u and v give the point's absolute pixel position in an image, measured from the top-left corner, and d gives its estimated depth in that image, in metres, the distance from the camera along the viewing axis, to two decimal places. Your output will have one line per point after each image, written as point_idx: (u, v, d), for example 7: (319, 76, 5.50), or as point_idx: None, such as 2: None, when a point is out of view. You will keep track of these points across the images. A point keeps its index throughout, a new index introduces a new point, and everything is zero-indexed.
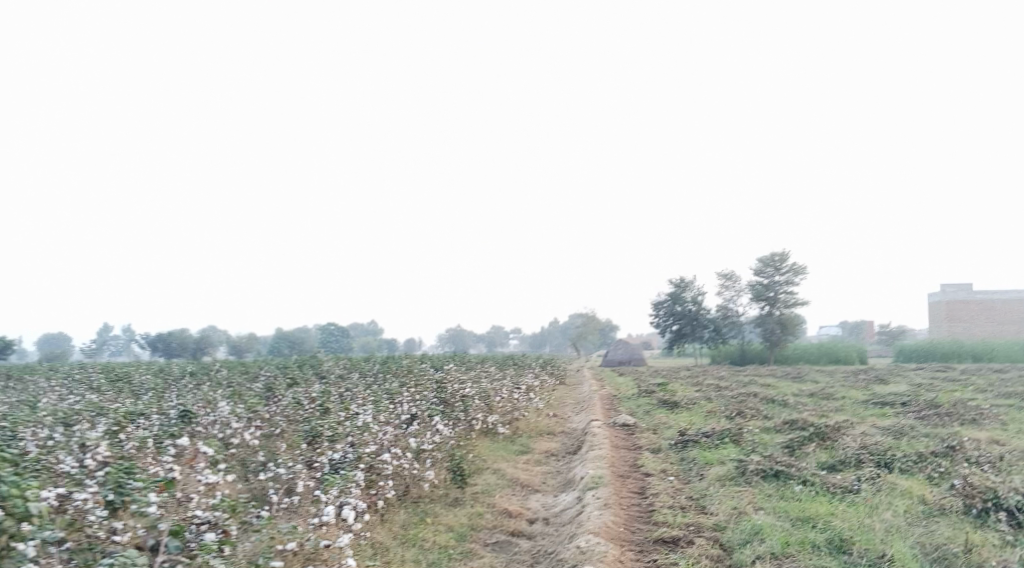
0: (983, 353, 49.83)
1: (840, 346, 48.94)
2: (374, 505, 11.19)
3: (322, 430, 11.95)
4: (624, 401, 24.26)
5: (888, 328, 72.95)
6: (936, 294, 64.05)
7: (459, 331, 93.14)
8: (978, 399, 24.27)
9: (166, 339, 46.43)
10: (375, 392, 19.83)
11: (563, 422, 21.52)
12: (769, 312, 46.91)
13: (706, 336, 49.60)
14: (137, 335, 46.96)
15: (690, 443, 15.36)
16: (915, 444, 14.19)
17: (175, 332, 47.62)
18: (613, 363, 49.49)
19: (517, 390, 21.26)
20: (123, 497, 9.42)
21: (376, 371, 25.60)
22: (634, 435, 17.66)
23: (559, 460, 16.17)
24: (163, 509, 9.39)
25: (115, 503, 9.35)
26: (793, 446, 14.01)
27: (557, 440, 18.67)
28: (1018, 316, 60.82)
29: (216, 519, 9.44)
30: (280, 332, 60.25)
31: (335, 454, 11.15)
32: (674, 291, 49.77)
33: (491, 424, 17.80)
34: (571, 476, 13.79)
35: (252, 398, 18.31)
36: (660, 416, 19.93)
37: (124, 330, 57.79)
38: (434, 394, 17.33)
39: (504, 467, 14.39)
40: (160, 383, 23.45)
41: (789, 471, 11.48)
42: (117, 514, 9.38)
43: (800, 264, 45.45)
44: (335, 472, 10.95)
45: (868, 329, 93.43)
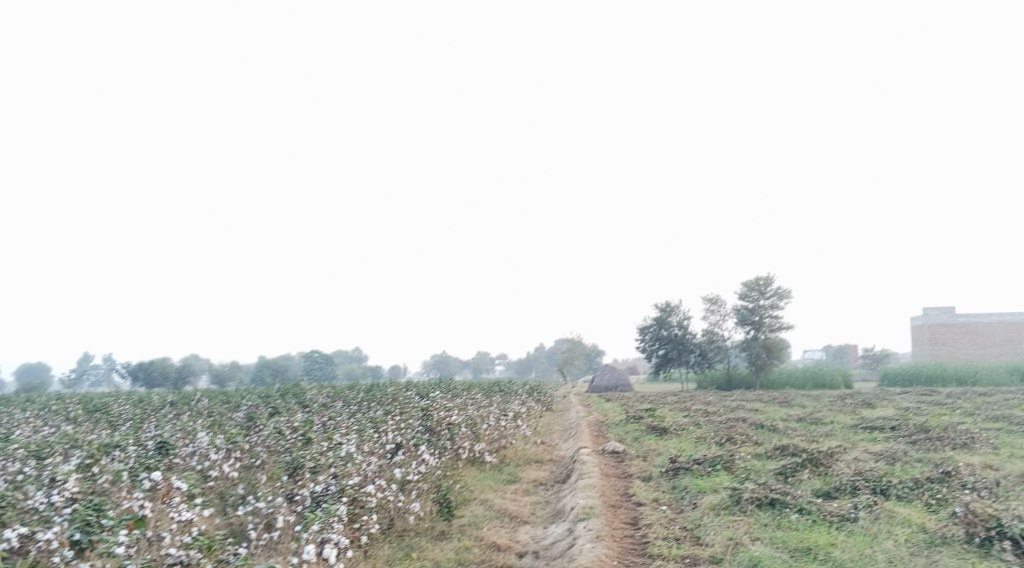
0: (967, 376, 49.84)
1: (826, 370, 48.85)
2: (357, 540, 10.83)
3: (303, 462, 11.61)
4: (612, 427, 23.95)
5: (872, 351, 73.02)
6: (919, 317, 64.19)
7: (444, 357, 92.62)
8: (967, 423, 24.11)
9: (147, 368, 45.77)
10: (359, 420, 19.45)
11: (550, 449, 21.17)
12: (754, 337, 46.81)
13: (692, 361, 49.38)
14: (117, 364, 46.27)
15: (682, 471, 15.06)
16: (909, 470, 13.95)
17: (156, 361, 46.95)
18: (599, 389, 49.17)
19: (504, 417, 20.92)
20: (90, 536, 9.05)
21: (360, 400, 25.21)
22: (623, 463, 17.34)
23: (548, 490, 15.84)
24: (133, 549, 9.02)
25: (82, 542, 8.98)
26: (787, 473, 13.73)
27: (546, 469, 18.33)
28: (1000, 338, 60.99)
29: (189, 559, 9.07)
30: (263, 360, 59.59)
31: (317, 487, 10.81)
32: (660, 316, 49.61)
33: (477, 452, 17.46)
34: (561, 507, 13.46)
35: (232, 429, 17.91)
36: (649, 442, 19.62)
37: (104, 359, 57.05)
38: (420, 423, 16.98)
39: (492, 498, 14.04)
40: (139, 413, 22.97)
41: (784, 499, 11.20)
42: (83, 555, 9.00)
43: (784, 289, 45.44)
44: (316, 506, 10.60)
45: (852, 353, 93.54)
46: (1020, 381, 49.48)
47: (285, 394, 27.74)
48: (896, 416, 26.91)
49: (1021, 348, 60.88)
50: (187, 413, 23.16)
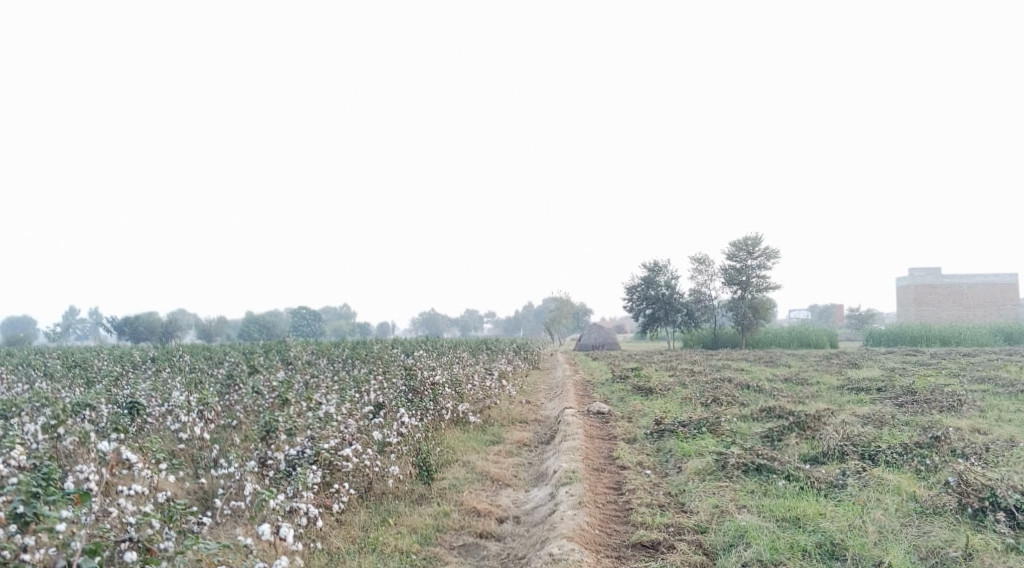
0: (951, 337, 49.93)
1: (812, 330, 48.81)
2: (329, 508, 10.56)
3: (276, 425, 11.34)
4: (599, 387, 23.71)
5: (857, 312, 73.12)
6: (904, 278, 64.19)
7: (432, 315, 92.40)
8: (953, 384, 23.99)
9: (133, 324, 45.30)
10: (341, 379, 19.15)
11: (536, 409, 20.92)
12: (741, 296, 46.65)
13: (679, 321, 49.13)
14: (102, 319, 45.77)
15: (667, 434, 14.80)
16: (897, 434, 13.73)
17: (142, 317, 46.48)
18: (586, 347, 49.03)
19: (489, 377, 20.64)
20: (34, 511, 8.57)
21: (343, 358, 24.93)
22: (608, 424, 17.10)
23: (531, 452, 15.60)
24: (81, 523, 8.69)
25: (26, 516, 8.53)
26: (774, 437, 13.48)
27: (530, 429, 18.09)
28: (984, 300, 61.04)
29: (137, 536, 8.76)
30: (251, 316, 59.17)
31: (291, 451, 10.56)
32: (647, 275, 49.33)
33: (461, 412, 17.22)
34: (544, 470, 13.21)
35: (210, 387, 17.57)
36: (635, 402, 19.39)
37: (90, 314, 56.56)
38: (402, 383, 16.70)
39: (474, 460, 13.78)
40: (117, 370, 22.59)
41: (771, 465, 10.97)
42: (26, 528, 8.65)
43: (772, 249, 45.20)
44: (290, 471, 10.34)
45: (837, 313, 93.86)
46: (1004, 342, 49.58)
47: (268, 351, 27.44)
48: (882, 376, 26.74)
49: (1004, 310, 61.12)
50: (168, 370, 22.87)
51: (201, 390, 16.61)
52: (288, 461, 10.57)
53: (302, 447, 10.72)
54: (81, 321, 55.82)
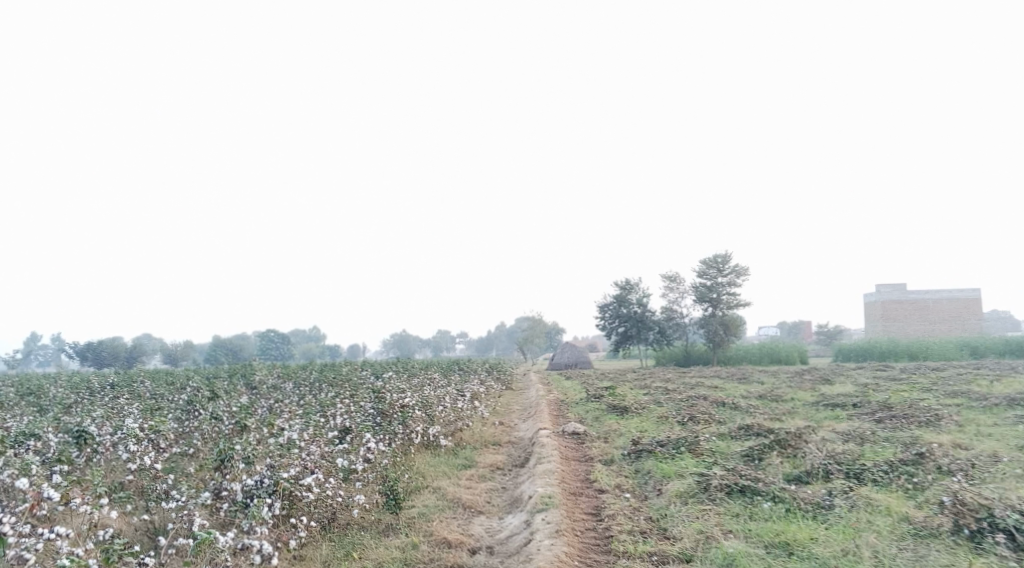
0: (919, 352, 50.01)
1: (782, 346, 48.69)
2: (285, 546, 9.93)
3: (234, 453, 10.79)
4: (573, 406, 23.21)
5: (826, 328, 73.25)
6: (871, 294, 64.44)
7: (403, 336, 91.52)
8: (928, 399, 23.76)
9: (97, 348, 44.09)
10: (308, 403, 18.47)
11: (509, 430, 20.35)
12: (712, 314, 46.46)
13: (651, 339, 48.80)
14: (65, 344, 44.57)
15: (645, 454, 14.33)
16: (881, 451, 13.33)
17: (106, 341, 45.32)
18: (558, 367, 48.53)
19: (461, 398, 20.07)
20: None
21: (311, 381, 24.27)
22: (584, 445, 16.60)
23: (505, 475, 15.04)
24: None
25: None
26: (755, 457, 13.05)
27: (503, 452, 17.53)
28: (949, 315, 61.37)
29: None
30: (219, 339, 58.08)
31: (249, 481, 10.03)
32: (619, 294, 49.00)
33: (432, 435, 16.62)
34: (519, 494, 12.66)
35: (169, 413, 16.86)
36: (610, 422, 18.92)
37: (53, 340, 55.23)
38: (370, 405, 16.13)
39: (445, 486, 13.20)
40: (75, 397, 21.75)
41: (755, 486, 10.52)
42: None
43: (741, 267, 45.07)
44: (246, 502, 9.77)
45: (806, 329, 94.30)
46: (971, 356, 49.67)
47: (234, 375, 26.74)
48: (857, 392, 26.44)
49: (969, 324, 61.48)
50: (128, 396, 22.11)
51: (160, 417, 15.98)
52: (244, 493, 10.01)
53: (261, 476, 10.21)
54: (43, 347, 54.41)
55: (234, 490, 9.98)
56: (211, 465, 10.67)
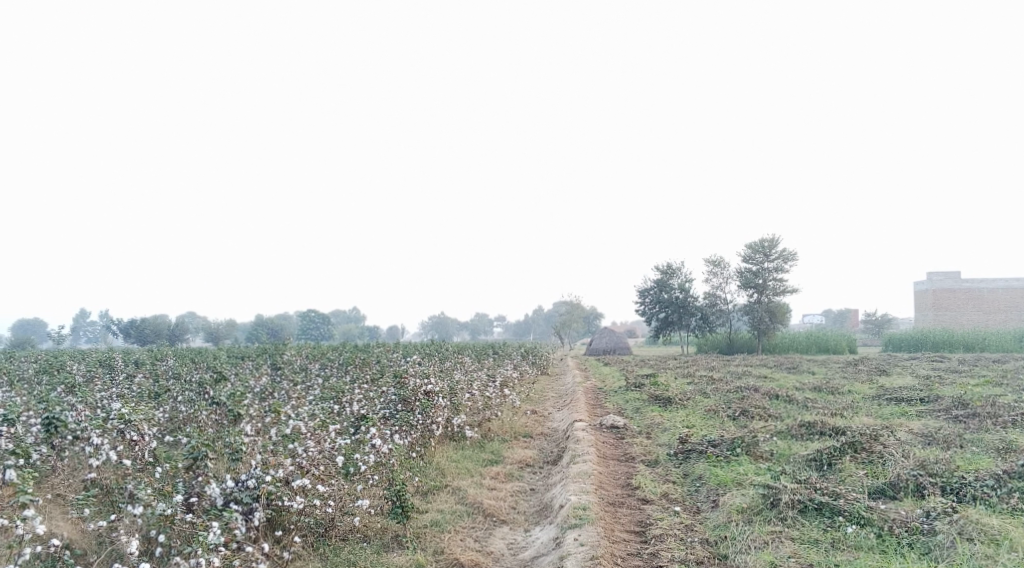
0: (974, 343, 47.33)
1: (830, 336, 46.37)
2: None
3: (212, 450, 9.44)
4: (612, 395, 21.47)
5: (874, 317, 70.30)
6: (922, 281, 61.55)
7: (441, 319, 90.15)
8: (1002, 395, 21.47)
9: (140, 326, 43.12)
10: (324, 387, 16.93)
11: (542, 421, 18.63)
12: (757, 300, 44.28)
13: (694, 325, 46.68)
14: (105, 322, 43.63)
15: (695, 456, 12.54)
16: (975, 460, 11.39)
17: (147, 319, 44.33)
18: (597, 352, 46.66)
19: (492, 384, 18.40)
20: None
21: (337, 362, 22.78)
22: (623, 441, 14.84)
23: (536, 474, 13.40)
24: None
25: None
26: (825, 463, 11.25)
27: (534, 446, 15.82)
28: (1004, 305, 58.25)
29: None
30: (260, 319, 57.05)
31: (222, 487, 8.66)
32: (661, 278, 46.94)
33: (457, 427, 15.03)
34: (549, 500, 11.00)
35: (171, 397, 15.46)
36: (653, 414, 17.20)
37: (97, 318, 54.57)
38: (392, 391, 14.59)
39: (465, 486, 11.59)
40: (87, 376, 20.51)
41: (835, 503, 8.86)
42: None
43: (790, 251, 42.78)
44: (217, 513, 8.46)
45: (852, 318, 91.15)
46: None
47: (259, 355, 25.40)
48: (920, 386, 24.33)
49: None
50: (143, 375, 20.85)
51: (164, 401, 14.59)
52: (222, 498, 8.77)
53: (247, 477, 8.96)
54: (87, 325, 53.79)
55: (209, 495, 8.75)
56: (182, 465, 9.27)
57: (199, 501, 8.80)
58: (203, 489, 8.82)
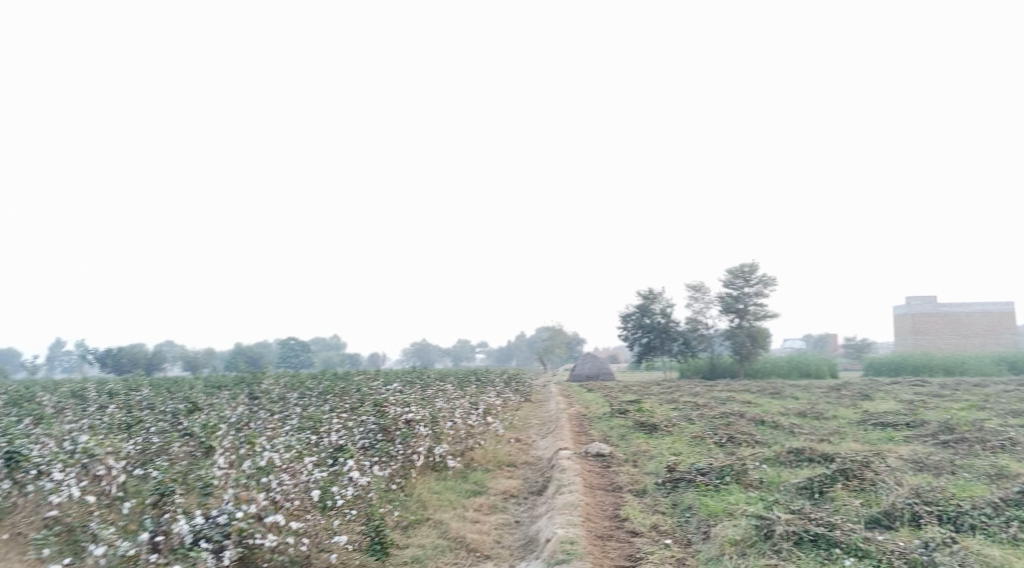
0: (954, 366, 47.40)
1: (811, 360, 46.31)
2: None
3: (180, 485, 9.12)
4: (596, 422, 21.15)
5: (854, 341, 70.44)
6: (901, 306, 61.72)
7: (423, 346, 89.58)
8: (988, 419, 21.35)
9: (117, 355, 42.39)
10: (302, 416, 16.51)
11: (526, 449, 18.27)
12: (739, 325, 44.17)
13: (676, 351, 46.49)
14: (82, 351, 42.91)
15: (684, 484, 12.23)
16: (969, 487, 11.15)
17: (124, 348, 43.65)
18: (579, 378, 46.35)
19: (474, 412, 18.03)
20: None
21: (316, 391, 22.34)
22: (609, 470, 14.53)
23: (520, 505, 13.05)
24: None
25: None
26: (816, 491, 10.98)
27: (518, 475, 15.46)
28: (982, 328, 58.49)
29: None
30: (239, 347, 56.36)
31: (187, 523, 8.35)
32: (642, 304, 46.77)
33: (439, 457, 14.66)
34: (535, 533, 10.66)
35: (143, 429, 15.02)
36: (639, 442, 16.90)
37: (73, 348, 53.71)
38: (372, 420, 14.22)
39: (447, 519, 11.23)
40: (58, 407, 19.98)
41: (831, 535, 8.85)
42: None
43: (770, 276, 42.74)
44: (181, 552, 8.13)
45: (832, 342, 91.38)
46: (1009, 371, 46.90)
47: (236, 384, 24.91)
48: (905, 410, 24.18)
49: (1001, 339, 58.43)
50: (116, 406, 20.33)
51: (136, 433, 14.18)
52: (191, 535, 8.42)
53: (216, 512, 8.63)
54: (63, 354, 52.96)
55: (177, 533, 8.39)
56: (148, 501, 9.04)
57: (165, 539, 8.51)
58: (168, 526, 8.54)
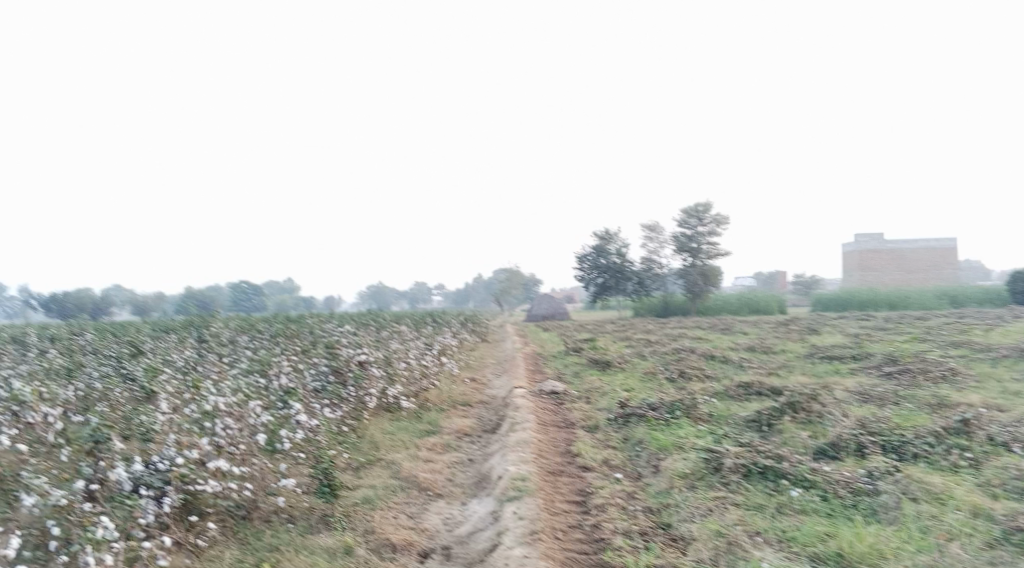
0: (899, 302, 48.37)
1: (762, 297, 46.90)
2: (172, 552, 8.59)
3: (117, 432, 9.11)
4: (550, 360, 21.22)
5: (803, 279, 71.50)
6: (848, 244, 62.64)
7: (378, 288, 89.05)
8: (931, 352, 21.81)
9: (62, 300, 41.43)
10: (253, 360, 16.28)
11: (481, 389, 18.26)
12: (691, 263, 44.49)
13: (629, 290, 46.76)
14: (28, 297, 41.89)
15: (635, 419, 12.31)
16: (913, 417, 11.36)
17: (72, 293, 42.69)
18: (535, 318, 46.49)
19: (428, 352, 17.93)
20: None
21: (267, 334, 22.04)
22: (562, 407, 14.57)
23: (474, 443, 13.06)
24: None
25: None
26: (765, 424, 11.11)
27: (472, 415, 15.45)
28: (925, 265, 59.76)
29: None
30: (191, 291, 55.46)
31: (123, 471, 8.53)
32: (597, 244, 46.83)
33: (393, 398, 14.56)
34: (487, 471, 10.69)
35: (87, 374, 14.73)
36: (592, 379, 16.98)
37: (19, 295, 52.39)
38: (323, 362, 14.05)
39: (399, 458, 11.22)
40: (1, 354, 19.50)
41: (779, 467, 9.00)
42: None
43: (723, 214, 42.99)
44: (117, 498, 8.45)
45: (782, 280, 92.75)
46: (951, 305, 48.07)
47: (187, 328, 24.50)
48: (852, 344, 24.63)
49: (943, 275, 59.80)
50: (62, 351, 19.89)
51: (79, 379, 13.87)
52: (130, 483, 8.57)
53: (155, 460, 8.80)
54: (9, 301, 51.66)
55: (114, 480, 8.54)
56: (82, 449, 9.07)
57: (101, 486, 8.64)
58: (104, 473, 8.63)
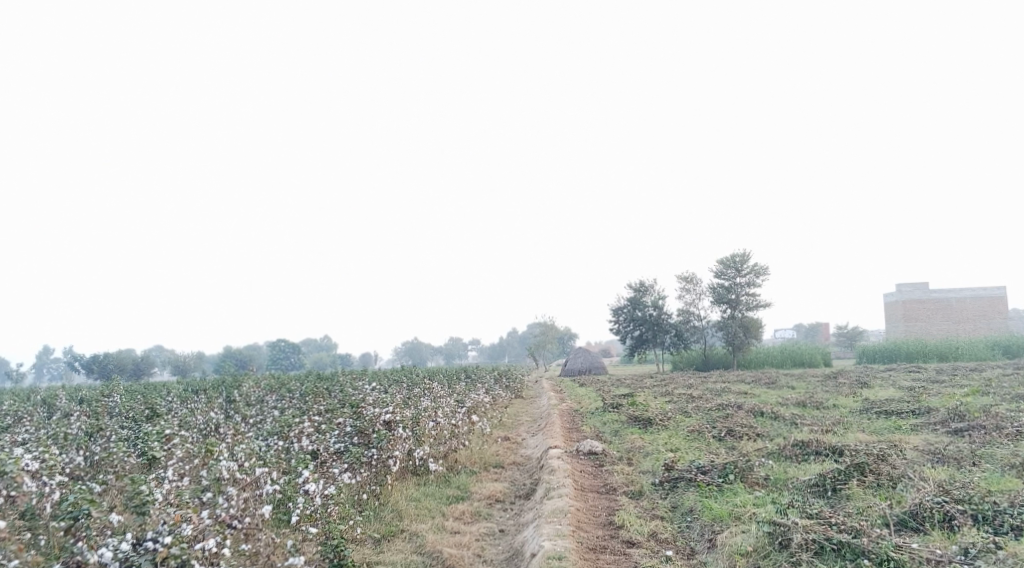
0: (948, 352, 46.45)
1: (806, 349, 45.28)
2: None
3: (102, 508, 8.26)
4: (588, 417, 20.05)
5: (846, 329, 69.58)
6: (892, 293, 60.81)
7: (415, 344, 88.44)
8: (998, 405, 20.34)
9: (103, 360, 40.94)
10: (274, 420, 15.36)
11: (515, 449, 17.13)
12: (731, 316, 43.16)
13: (668, 343, 45.42)
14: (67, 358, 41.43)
15: (683, 484, 11.17)
16: (998, 481, 10.08)
17: (112, 354, 42.17)
18: (572, 373, 45.23)
19: (457, 409, 16.88)
20: None
21: (296, 393, 21.13)
22: (602, 469, 13.44)
23: (505, 511, 11.98)
24: None
25: None
26: (829, 489, 9.97)
27: (504, 478, 14.35)
28: (973, 314, 57.79)
29: None
30: (229, 350, 54.98)
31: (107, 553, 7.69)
32: (633, 296, 45.72)
33: (419, 460, 13.52)
34: (520, 544, 9.66)
35: (98, 438, 13.94)
36: (633, 437, 15.85)
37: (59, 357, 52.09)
38: (348, 423, 13.00)
39: (423, 529, 10.23)
40: (21, 417, 18.81)
41: (856, 543, 7.90)
42: None
43: (761, 265, 41.74)
44: None
45: (824, 331, 90.60)
46: (1004, 356, 46.08)
47: (215, 388, 23.71)
48: (907, 398, 23.18)
49: (993, 324, 57.79)
50: (83, 413, 19.16)
51: (88, 444, 13.03)
52: (117, 565, 7.76)
53: (148, 538, 7.97)
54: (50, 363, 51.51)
55: (97, 563, 7.73)
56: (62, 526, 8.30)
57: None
58: (85, 557, 7.85)
